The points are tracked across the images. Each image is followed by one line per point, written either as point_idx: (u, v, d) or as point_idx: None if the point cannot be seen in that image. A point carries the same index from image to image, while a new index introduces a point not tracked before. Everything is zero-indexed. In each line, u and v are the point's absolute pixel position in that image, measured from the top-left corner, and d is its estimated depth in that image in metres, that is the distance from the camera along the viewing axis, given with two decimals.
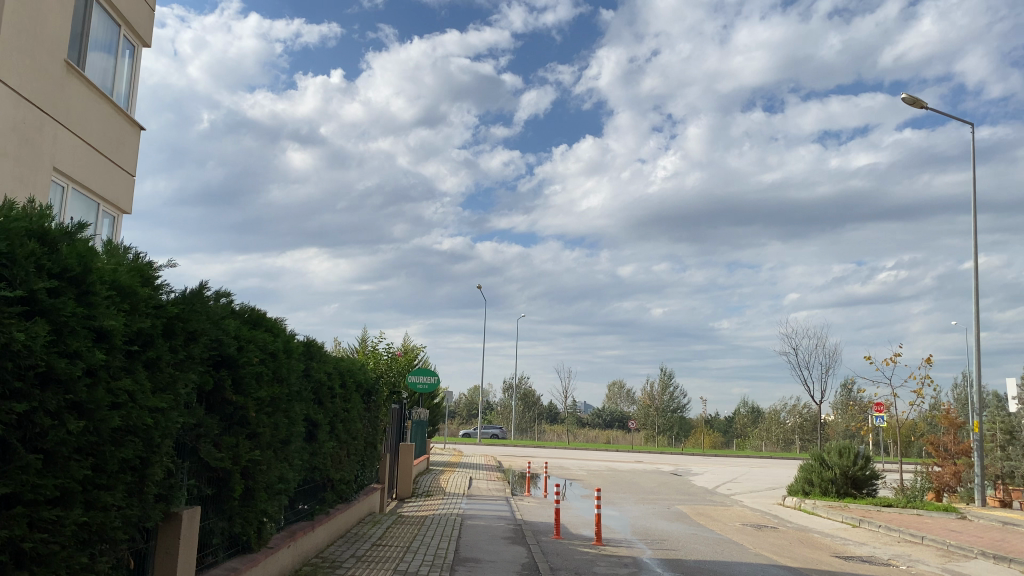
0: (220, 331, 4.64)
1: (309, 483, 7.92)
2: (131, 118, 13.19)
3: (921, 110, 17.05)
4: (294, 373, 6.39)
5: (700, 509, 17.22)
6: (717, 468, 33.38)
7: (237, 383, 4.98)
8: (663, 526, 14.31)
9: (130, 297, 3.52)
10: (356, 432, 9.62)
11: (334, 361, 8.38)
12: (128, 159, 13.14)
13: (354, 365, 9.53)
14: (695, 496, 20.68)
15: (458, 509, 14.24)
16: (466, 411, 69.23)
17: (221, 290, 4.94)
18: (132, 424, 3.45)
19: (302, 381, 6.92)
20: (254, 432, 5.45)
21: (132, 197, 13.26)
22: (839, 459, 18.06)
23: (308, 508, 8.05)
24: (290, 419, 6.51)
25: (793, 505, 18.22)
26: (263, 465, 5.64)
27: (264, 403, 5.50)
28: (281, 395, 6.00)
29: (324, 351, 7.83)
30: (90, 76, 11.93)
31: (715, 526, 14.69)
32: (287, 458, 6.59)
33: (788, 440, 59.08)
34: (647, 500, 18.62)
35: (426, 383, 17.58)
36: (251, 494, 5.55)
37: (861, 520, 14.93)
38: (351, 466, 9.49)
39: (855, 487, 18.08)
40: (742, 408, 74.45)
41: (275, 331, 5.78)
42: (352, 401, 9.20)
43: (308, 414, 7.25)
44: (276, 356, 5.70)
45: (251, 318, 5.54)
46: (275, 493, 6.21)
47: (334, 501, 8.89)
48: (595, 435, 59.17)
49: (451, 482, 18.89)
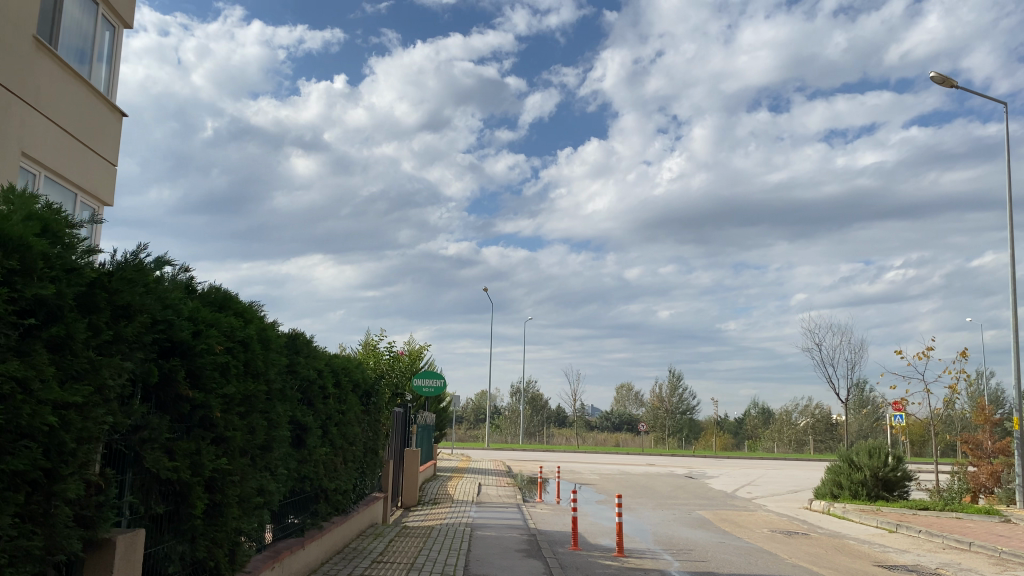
0: (168, 312, 3.74)
1: (298, 494, 7.03)
2: (111, 104, 12.36)
3: (951, 89, 16.13)
4: (274, 368, 5.48)
5: (723, 514, 16.29)
6: (732, 471, 32.30)
7: (194, 377, 4.08)
8: (687, 534, 13.39)
9: (25, 254, 2.64)
10: (353, 437, 8.71)
11: (325, 358, 7.47)
12: (109, 148, 12.31)
13: (350, 362, 8.62)
14: (715, 500, 19.72)
15: (467, 518, 13.32)
16: (474, 415, 68.35)
17: (171, 261, 4.04)
18: (26, 426, 2.58)
19: (285, 379, 6.01)
20: (223, 436, 4.56)
21: (113, 188, 12.41)
22: (868, 460, 17.11)
23: (298, 522, 7.19)
24: (273, 421, 5.63)
25: (822, 508, 17.27)
26: (234, 476, 4.75)
27: (234, 400, 4.61)
28: (257, 393, 5.09)
29: (312, 345, 6.91)
30: (63, 57, 11.12)
31: (743, 533, 13.78)
32: (268, 468, 5.71)
33: (802, 440, 57.92)
34: (666, 505, 17.66)
35: (432, 385, 16.71)
36: (221, 509, 4.65)
37: (898, 524, 13.97)
38: (348, 475, 8.59)
39: (887, 490, 17.10)
40: (753, 409, 73.31)
41: (247, 316, 4.88)
42: (349, 402, 8.32)
43: (294, 416, 6.36)
44: (249, 344, 4.79)
45: (217, 300, 4.63)
46: (255, 507, 5.33)
47: (328, 513, 7.97)
48: (604, 439, 58.14)
49: (459, 489, 18.00)
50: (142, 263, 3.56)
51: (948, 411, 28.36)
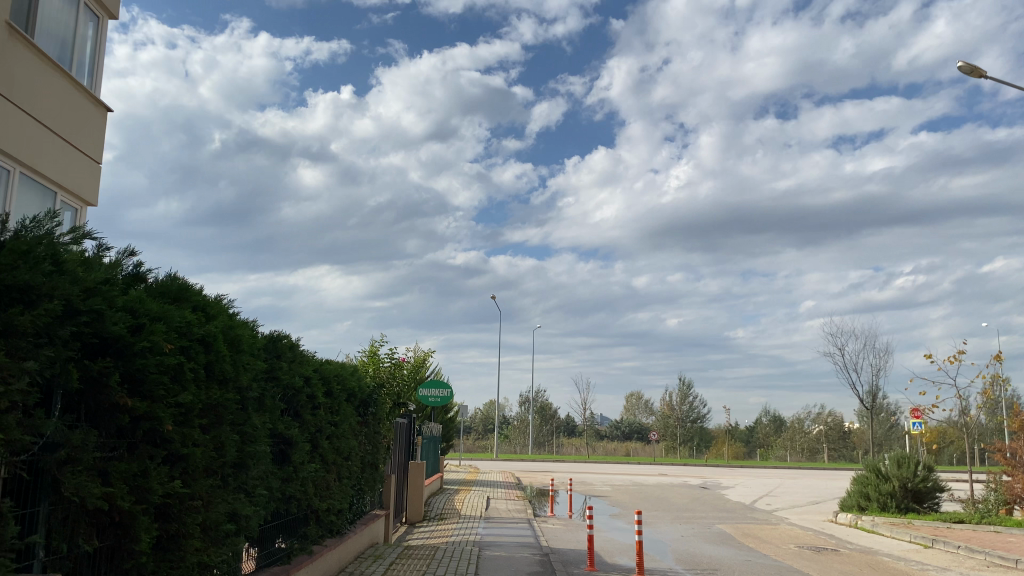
0: (93, 300, 3.00)
1: (283, 516, 6.27)
2: (94, 97, 11.67)
3: (979, 79, 15.30)
4: (247, 373, 4.70)
5: (745, 528, 15.46)
6: (748, 481, 31.33)
7: (135, 383, 3.31)
8: (711, 552, 12.55)
9: None
10: (348, 451, 7.92)
11: (314, 364, 6.69)
12: (92, 144, 11.61)
13: (344, 369, 7.87)
14: (733, 513, 18.87)
15: (474, 535, 12.56)
16: (482, 426, 67.77)
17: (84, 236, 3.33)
18: None
19: (264, 386, 5.24)
20: (179, 454, 3.79)
21: (97, 187, 11.70)
22: (897, 471, 16.30)
23: (284, 546, 6.42)
24: (250, 435, 4.86)
25: (849, 521, 16.41)
26: (196, 502, 3.98)
27: (194, 410, 3.85)
28: (226, 402, 4.33)
29: (296, 348, 6.13)
30: (40, 45, 10.44)
31: (769, 549, 13.00)
32: (244, 490, 4.93)
33: (815, 448, 56.83)
34: (684, 519, 16.77)
35: (437, 397, 16.14)
36: (178, 541, 3.87)
37: (933, 540, 13.13)
38: (343, 493, 7.80)
39: (917, 502, 16.28)
40: (764, 417, 72.28)
41: (209, 312, 4.11)
42: (342, 413, 7.53)
43: (276, 429, 5.58)
44: (211, 344, 4.02)
45: (171, 292, 3.88)
46: (227, 536, 4.57)
47: (321, 536, 7.19)
48: (614, 448, 57.24)
49: (467, 502, 17.20)
50: (41, 240, 2.88)
51: (965, 418, 27.47)
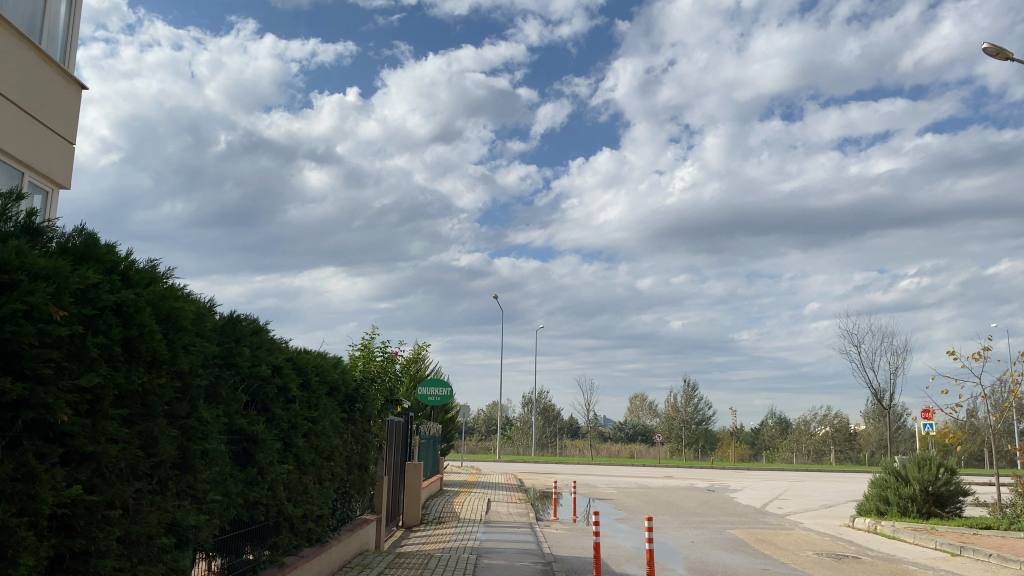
0: None
1: (249, 524, 5.54)
2: (66, 73, 10.91)
3: (1007, 61, 14.40)
4: (190, 355, 3.96)
5: (759, 534, 14.72)
6: (755, 483, 30.50)
7: (8, 360, 2.62)
8: (724, 560, 11.76)
9: None
10: (329, 450, 7.16)
11: (286, 353, 5.94)
12: (64, 122, 10.86)
13: (324, 360, 7.12)
14: (746, 517, 18.13)
15: (473, 541, 11.82)
16: (485, 427, 67.07)
17: None
18: None
19: (214, 370, 4.48)
20: (88, 453, 3.07)
21: (69, 169, 10.95)
22: (918, 474, 15.52)
23: (250, 557, 5.68)
24: (197, 432, 4.12)
25: (867, 527, 15.62)
26: (111, 511, 3.25)
27: (105, 397, 3.11)
28: (158, 390, 3.59)
29: (260, 332, 5.38)
30: (6, 13, 9.68)
31: (785, 556, 12.26)
32: (190, 495, 4.19)
33: (822, 450, 55.81)
34: (695, 524, 15.99)
35: (437, 395, 15.46)
36: (85, 561, 3.14)
37: (961, 547, 12.33)
38: (324, 497, 7.05)
39: (939, 506, 15.48)
40: (770, 419, 71.39)
41: (131, 279, 3.37)
42: (322, 409, 6.78)
43: (234, 425, 4.83)
44: (131, 318, 3.29)
45: (77, 250, 3.16)
46: (164, 552, 3.83)
47: (295, 546, 6.43)
48: (618, 449, 56.47)
49: (467, 506, 16.44)
50: None
51: (979, 418, 26.66)
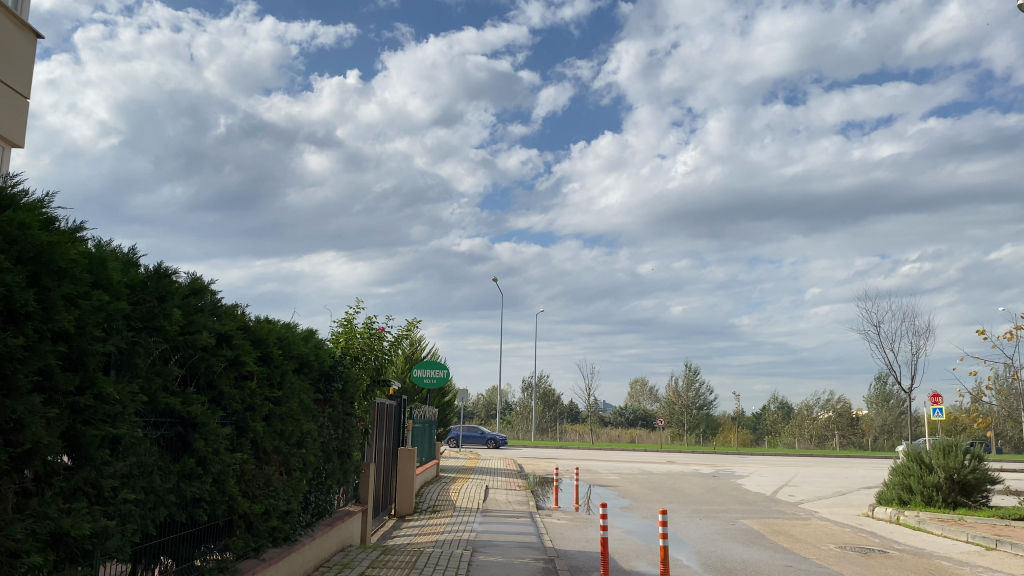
0: None
1: (190, 525, 4.58)
2: (20, 19, 9.91)
3: None
4: (85, 308, 2.97)
5: (775, 524, 13.78)
6: (761, 470, 29.58)
7: None
8: (741, 554, 10.78)
9: None
10: (299, 436, 6.20)
11: (237, 319, 4.95)
12: (17, 73, 9.88)
13: (291, 332, 6.13)
14: (757, 506, 17.18)
15: (469, 532, 10.87)
16: (484, 412, 66.45)
17: None
18: None
19: (125, 330, 3.49)
20: None
21: (24, 126, 9.96)
22: (943, 461, 14.56)
23: (195, 563, 4.72)
24: (99, 412, 3.15)
25: (888, 517, 14.69)
26: None
27: None
28: (21, 357, 2.62)
29: (197, 289, 4.38)
30: None
31: (807, 550, 11.32)
32: (91, 495, 3.22)
33: (824, 435, 54.53)
34: (705, 513, 15.06)
35: (433, 377, 14.49)
36: None
37: (997, 540, 11.37)
38: (292, 490, 6.09)
39: (965, 495, 14.51)
40: (772, 404, 70.47)
41: None
42: (288, 387, 5.82)
43: (161, 404, 3.85)
44: None
45: None
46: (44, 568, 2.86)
47: (253, 547, 5.47)
48: (619, 434, 55.63)
49: (464, 493, 15.54)
50: None
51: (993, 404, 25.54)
